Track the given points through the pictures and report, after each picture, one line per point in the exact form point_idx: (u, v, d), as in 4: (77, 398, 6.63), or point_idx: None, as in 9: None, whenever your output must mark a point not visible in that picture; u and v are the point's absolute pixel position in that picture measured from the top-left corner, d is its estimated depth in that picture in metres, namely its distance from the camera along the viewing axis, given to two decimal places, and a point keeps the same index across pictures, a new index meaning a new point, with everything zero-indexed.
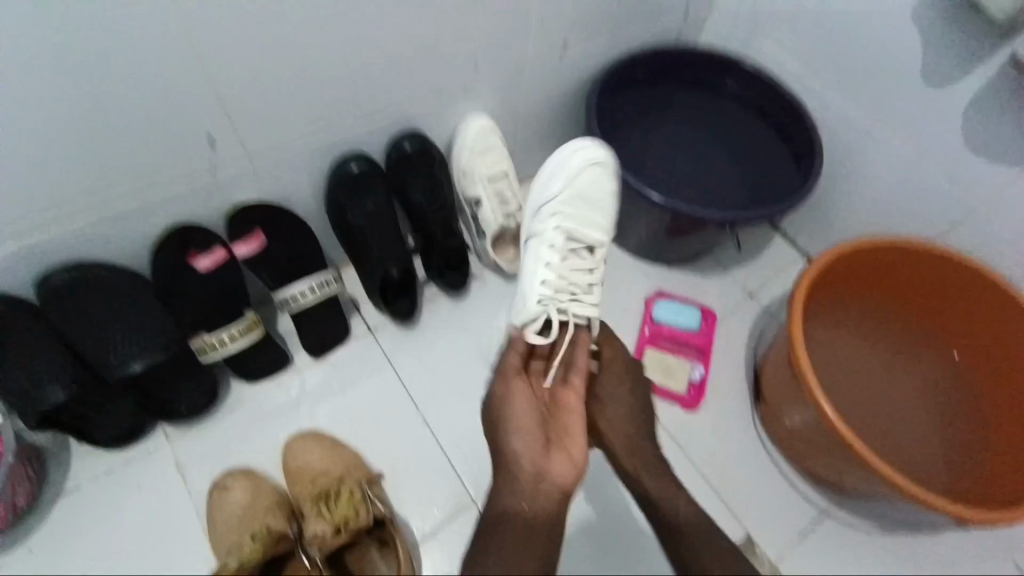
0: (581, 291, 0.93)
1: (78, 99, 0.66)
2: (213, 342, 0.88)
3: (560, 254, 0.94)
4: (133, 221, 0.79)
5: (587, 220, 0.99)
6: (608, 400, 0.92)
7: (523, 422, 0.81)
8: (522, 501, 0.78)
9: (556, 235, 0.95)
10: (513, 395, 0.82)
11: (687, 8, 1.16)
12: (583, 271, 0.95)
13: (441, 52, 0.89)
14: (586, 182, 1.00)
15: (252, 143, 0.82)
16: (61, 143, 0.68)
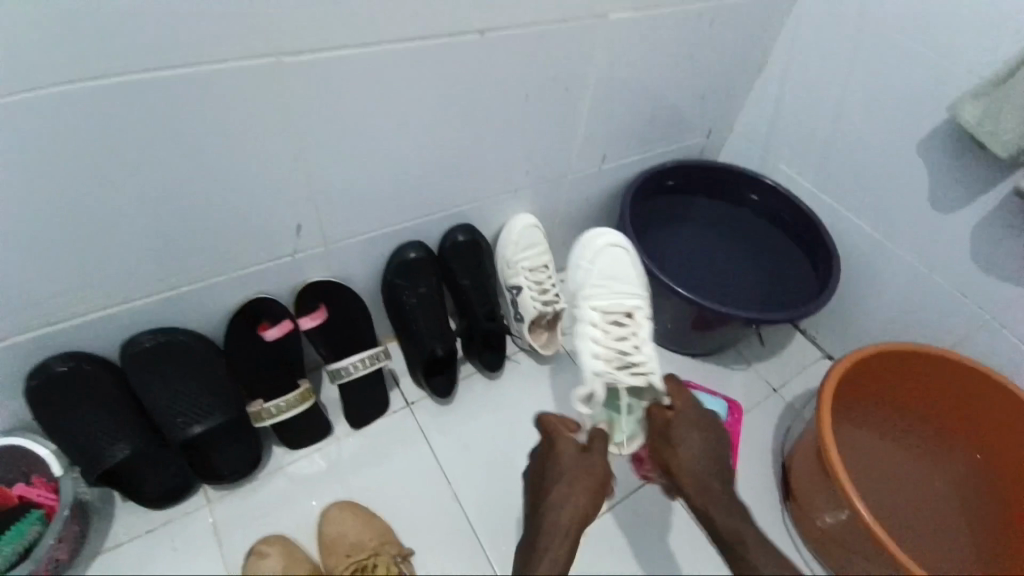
0: (631, 355, 1.01)
1: (198, 193, 0.76)
2: (269, 409, 0.92)
3: (601, 329, 1.04)
4: (216, 293, 0.87)
5: (621, 290, 1.07)
6: (683, 442, 0.88)
7: (574, 473, 0.84)
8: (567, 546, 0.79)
9: (595, 313, 1.05)
10: (564, 449, 0.87)
11: (711, 129, 1.31)
12: (629, 336, 1.03)
13: (499, 161, 1.02)
14: (606, 260, 1.10)
15: (330, 231, 0.92)
16: (175, 228, 0.78)
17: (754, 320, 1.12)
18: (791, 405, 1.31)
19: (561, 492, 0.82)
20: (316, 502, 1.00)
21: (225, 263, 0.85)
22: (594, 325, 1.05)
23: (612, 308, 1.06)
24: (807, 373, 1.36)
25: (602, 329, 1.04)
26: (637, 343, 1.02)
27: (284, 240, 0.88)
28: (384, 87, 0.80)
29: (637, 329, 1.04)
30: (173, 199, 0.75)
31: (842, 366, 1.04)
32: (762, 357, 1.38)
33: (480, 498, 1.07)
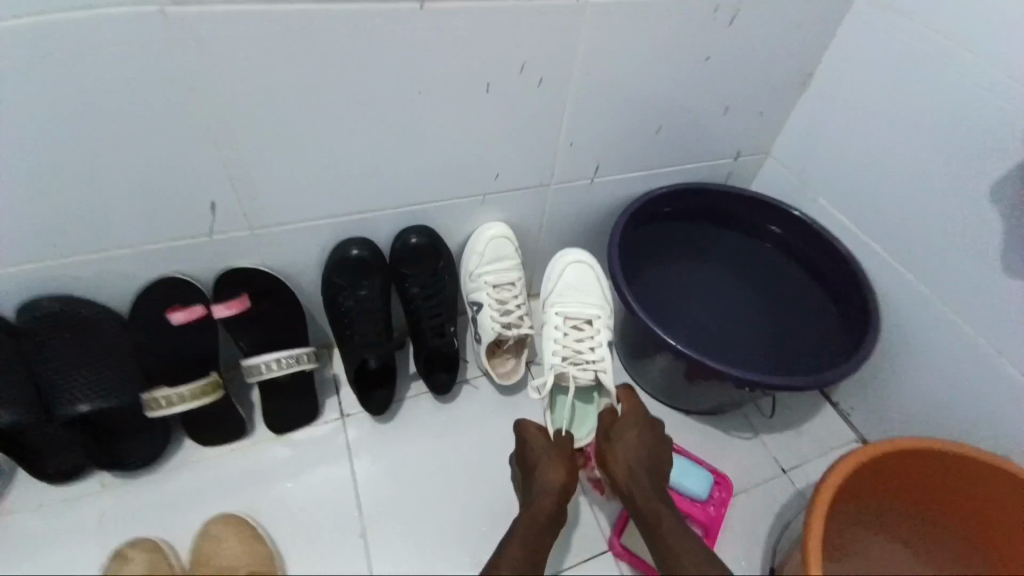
0: (585, 356, 0.99)
1: (95, 155, 0.69)
2: (165, 398, 0.85)
3: (562, 332, 1.00)
4: (128, 267, 0.81)
5: (586, 298, 1.04)
6: (622, 437, 0.89)
7: (547, 462, 0.87)
8: (533, 533, 0.79)
9: (557, 317, 1.01)
10: (534, 442, 0.90)
11: (740, 151, 1.12)
12: (588, 342, 1.00)
13: (461, 160, 0.90)
14: (573, 267, 1.06)
15: (257, 217, 0.83)
16: (70, 190, 0.71)
17: (750, 382, 0.90)
18: (800, 493, 1.07)
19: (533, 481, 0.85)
20: (209, 508, 0.91)
21: (133, 235, 0.78)
22: (556, 327, 1.01)
23: (575, 313, 1.01)
24: (828, 456, 1.11)
25: (562, 333, 1.00)
26: (592, 346, 1.00)
27: (201, 220, 0.80)
28: (316, 61, 0.70)
29: (596, 335, 1.00)
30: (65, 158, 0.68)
31: (845, 466, 0.84)
32: (775, 431, 1.13)
33: (394, 538, 0.94)
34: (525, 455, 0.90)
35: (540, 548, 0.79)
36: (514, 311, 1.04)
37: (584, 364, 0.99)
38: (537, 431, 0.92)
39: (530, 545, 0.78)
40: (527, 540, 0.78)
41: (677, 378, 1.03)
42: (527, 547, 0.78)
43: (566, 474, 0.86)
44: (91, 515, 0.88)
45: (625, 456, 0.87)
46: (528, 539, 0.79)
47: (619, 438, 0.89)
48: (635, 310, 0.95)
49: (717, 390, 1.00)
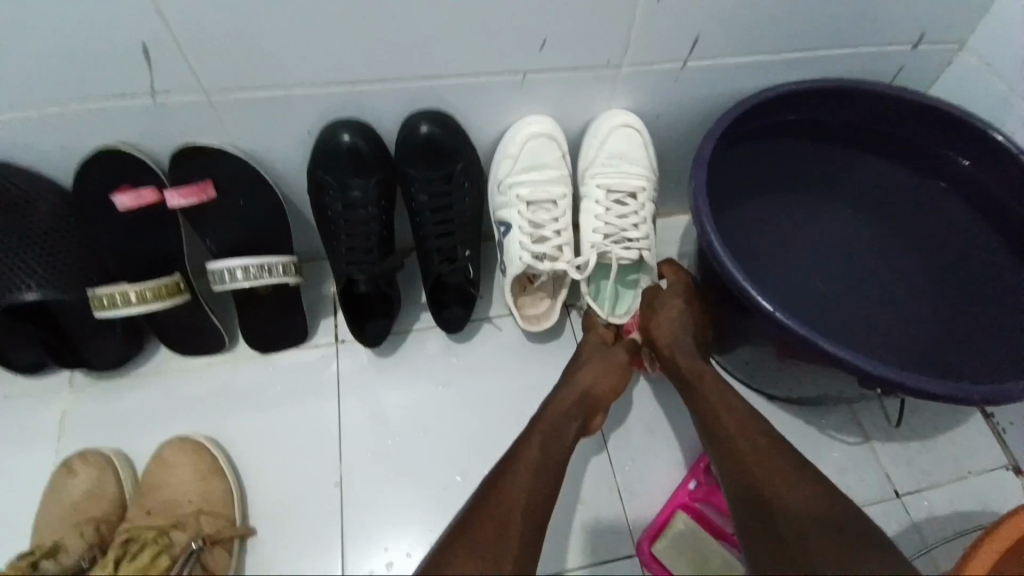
0: (628, 236, 0.78)
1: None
2: (115, 297, 0.70)
3: (603, 209, 0.78)
4: (59, 130, 0.64)
5: (633, 163, 0.77)
6: (667, 319, 0.76)
7: (594, 362, 0.76)
8: (562, 428, 0.68)
9: (598, 191, 0.78)
10: (585, 341, 0.80)
11: (922, 36, 0.75)
12: (632, 219, 0.78)
13: (491, 12, 0.62)
14: (622, 130, 0.76)
15: (211, 75, 0.62)
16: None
17: (870, 377, 0.61)
18: (914, 528, 0.78)
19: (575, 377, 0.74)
20: (177, 428, 0.80)
21: (53, 87, 0.60)
22: (596, 203, 0.78)
23: (617, 184, 0.77)
24: (966, 486, 0.80)
25: (603, 210, 0.78)
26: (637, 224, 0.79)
27: (137, 75, 0.60)
28: None
29: (642, 210, 0.78)
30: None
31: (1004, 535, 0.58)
32: (894, 442, 0.83)
33: (372, 496, 0.78)
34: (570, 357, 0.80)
35: (562, 447, 0.67)
36: (550, 238, 0.78)
37: (628, 246, 0.78)
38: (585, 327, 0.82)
39: (553, 436, 0.67)
40: (554, 434, 0.67)
41: (760, 354, 0.75)
42: (553, 441, 0.67)
43: (606, 368, 0.75)
44: (54, 417, 0.79)
45: (669, 344, 0.75)
46: (554, 435, 0.67)
47: (664, 323, 0.76)
48: (718, 255, 0.66)
49: (822, 379, 0.71)
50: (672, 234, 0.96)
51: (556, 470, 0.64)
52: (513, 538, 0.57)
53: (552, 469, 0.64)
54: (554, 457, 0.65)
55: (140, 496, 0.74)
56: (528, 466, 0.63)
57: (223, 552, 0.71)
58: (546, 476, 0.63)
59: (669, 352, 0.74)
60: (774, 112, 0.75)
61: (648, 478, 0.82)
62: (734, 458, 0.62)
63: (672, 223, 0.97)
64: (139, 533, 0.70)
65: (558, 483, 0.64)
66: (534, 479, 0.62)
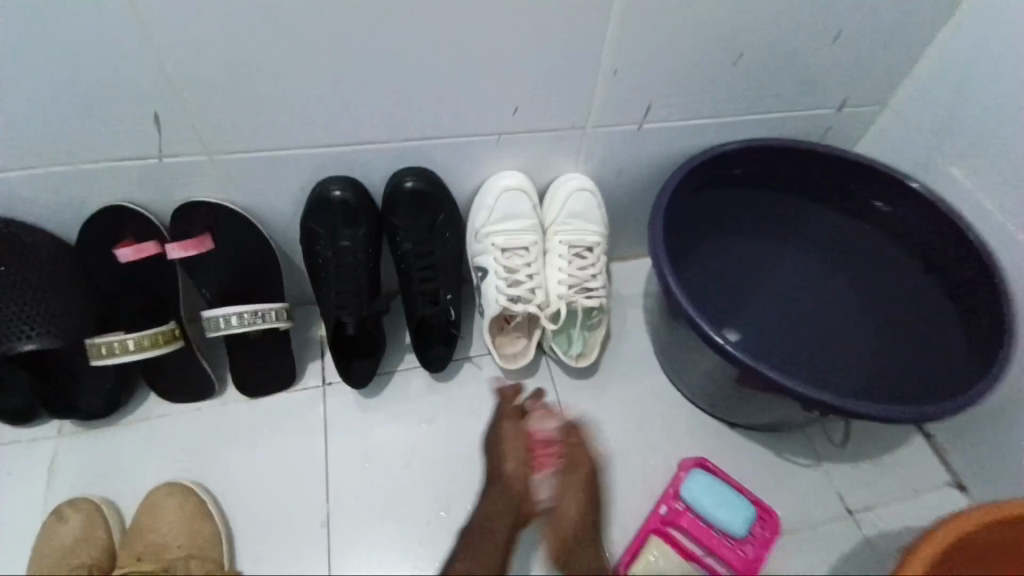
0: (590, 285, 0.87)
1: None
2: (112, 346, 0.73)
3: (566, 262, 0.86)
4: (68, 189, 0.69)
5: (590, 220, 0.86)
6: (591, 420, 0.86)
7: (506, 451, 0.84)
8: (489, 530, 0.79)
9: (561, 246, 0.86)
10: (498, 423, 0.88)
11: (844, 101, 0.86)
12: (591, 269, 0.87)
13: (468, 85, 0.71)
14: (579, 192, 0.85)
15: (215, 139, 0.69)
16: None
17: (812, 401, 0.68)
18: (869, 544, 0.83)
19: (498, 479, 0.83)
20: (166, 471, 0.82)
21: (65, 148, 0.65)
22: (559, 258, 0.86)
23: (576, 240, 0.86)
24: (913, 502, 0.86)
25: (567, 263, 0.86)
26: (597, 274, 0.87)
27: (146, 141, 0.67)
28: None
29: (599, 262, 0.87)
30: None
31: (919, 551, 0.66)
32: (847, 462, 0.89)
33: (356, 533, 0.80)
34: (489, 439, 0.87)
35: (496, 551, 0.78)
36: (524, 282, 0.85)
37: (590, 296, 0.87)
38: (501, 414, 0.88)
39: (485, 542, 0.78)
40: (485, 539, 0.78)
41: (720, 382, 0.81)
42: (486, 544, 0.78)
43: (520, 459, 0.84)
44: (44, 463, 0.81)
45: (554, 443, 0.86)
46: (485, 541, 0.78)
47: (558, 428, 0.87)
48: (674, 293, 0.73)
49: (774, 404, 0.78)
50: (637, 274, 1.04)
51: (488, 568, 0.77)
52: None
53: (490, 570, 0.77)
54: (492, 561, 0.77)
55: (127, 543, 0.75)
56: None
57: None
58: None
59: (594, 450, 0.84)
60: (720, 165, 0.85)
61: (623, 506, 0.86)
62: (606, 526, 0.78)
63: (638, 264, 1.05)
64: None
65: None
66: None
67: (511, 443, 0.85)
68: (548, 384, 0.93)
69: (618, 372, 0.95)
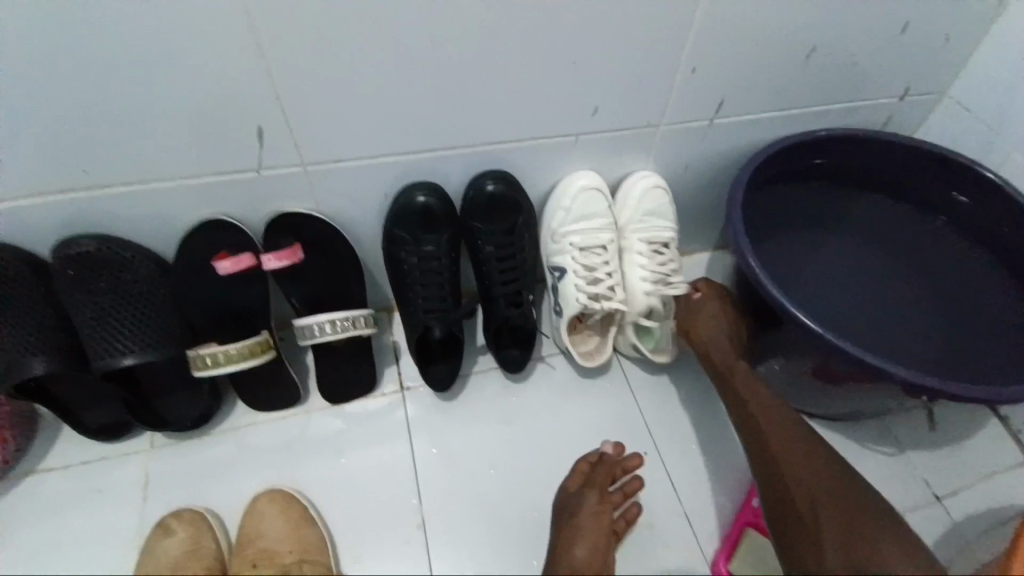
0: (671, 280, 0.89)
1: (110, 51, 0.56)
2: (212, 356, 0.75)
3: (646, 260, 0.88)
4: (168, 205, 0.71)
5: (665, 217, 0.88)
6: (701, 327, 0.87)
7: (574, 522, 0.77)
8: None
9: (639, 245, 0.88)
10: (568, 484, 0.82)
11: (907, 89, 0.88)
12: (671, 264, 0.89)
13: (555, 90, 0.72)
14: (652, 190, 0.87)
15: (311, 152, 0.70)
16: (87, 100, 0.59)
17: (912, 383, 0.69)
18: (958, 527, 0.84)
19: (569, 548, 0.75)
20: (257, 478, 0.83)
21: (172, 164, 0.67)
22: (636, 256, 0.89)
23: (654, 238, 0.88)
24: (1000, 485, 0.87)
25: (646, 261, 0.88)
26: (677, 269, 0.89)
27: (247, 155, 0.68)
28: None
29: (676, 257, 0.89)
30: (75, 54, 0.55)
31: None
32: (926, 447, 0.90)
33: (453, 535, 0.81)
34: (564, 504, 0.80)
35: None
36: (602, 279, 0.86)
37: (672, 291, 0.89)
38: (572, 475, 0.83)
39: None
40: None
41: (802, 372, 0.83)
42: None
43: (593, 533, 0.76)
44: (136, 477, 0.82)
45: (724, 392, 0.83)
46: None
47: (700, 326, 0.87)
48: (763, 281, 0.74)
49: (866, 393, 0.78)
50: (699, 270, 1.06)
51: None
52: None
53: None
54: None
55: (238, 550, 0.78)
56: None
57: None
58: None
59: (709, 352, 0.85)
60: (787, 157, 0.87)
61: (709, 499, 0.86)
62: (784, 470, 0.72)
63: (698, 259, 1.07)
64: None
65: None
66: None
67: (583, 515, 0.77)
68: (622, 380, 0.94)
69: (691, 366, 0.96)
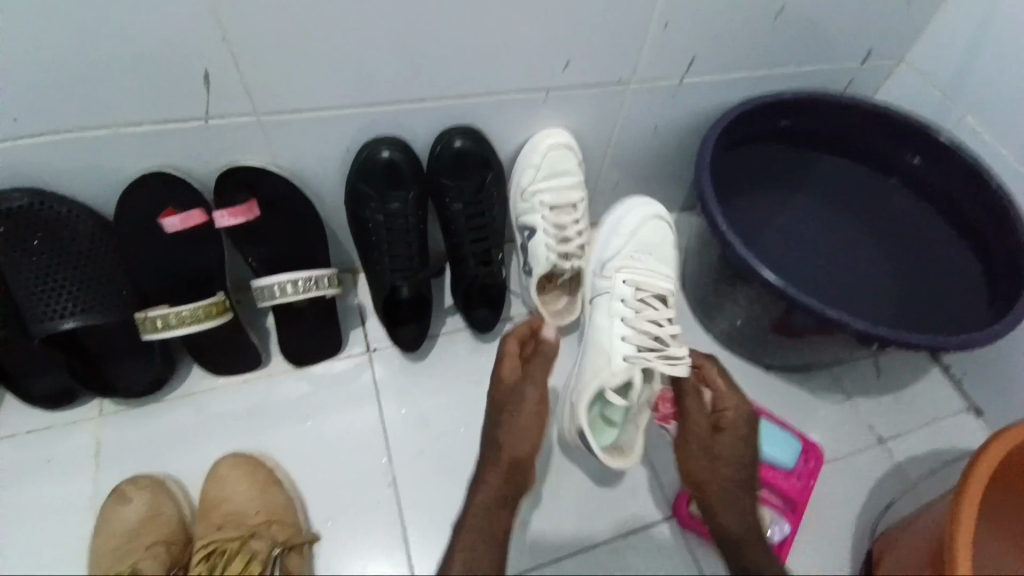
0: (661, 341, 0.79)
1: None
2: (165, 319, 0.71)
3: (632, 311, 0.81)
4: (106, 156, 0.65)
5: (654, 260, 0.86)
6: (711, 450, 0.76)
7: (515, 411, 0.76)
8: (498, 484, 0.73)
9: (628, 286, 0.81)
10: (501, 372, 0.79)
11: (870, 52, 0.89)
12: (662, 319, 0.81)
13: (525, 40, 0.69)
14: (647, 225, 0.88)
15: (265, 100, 0.65)
16: (1, 33, 0.52)
17: (863, 336, 0.73)
18: (896, 469, 0.91)
19: (513, 440, 0.75)
20: (221, 444, 0.81)
21: (108, 111, 0.61)
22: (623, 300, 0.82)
23: (645, 284, 0.82)
24: (934, 430, 0.94)
25: (632, 313, 0.81)
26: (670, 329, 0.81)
27: (193, 102, 0.63)
28: None
29: (671, 312, 0.82)
30: None
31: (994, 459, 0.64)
32: (871, 396, 0.97)
33: (426, 492, 0.82)
34: (497, 391, 0.78)
35: (506, 499, 0.72)
36: (573, 238, 0.87)
37: (664, 356, 0.78)
38: (504, 366, 0.79)
39: (493, 507, 0.72)
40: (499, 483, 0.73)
41: (761, 329, 0.86)
42: (494, 510, 0.72)
43: (530, 418, 0.76)
44: (89, 447, 0.79)
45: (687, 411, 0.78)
46: (502, 499, 0.72)
47: (710, 444, 0.76)
48: (727, 238, 0.76)
49: (819, 347, 0.82)
50: None
51: (493, 530, 0.71)
52: (497, 502, 0.72)
53: (499, 518, 0.72)
54: (499, 515, 0.72)
55: (203, 515, 0.76)
56: (471, 529, 0.71)
57: (299, 557, 0.74)
58: (493, 537, 0.70)
59: (707, 477, 0.75)
60: (754, 118, 0.88)
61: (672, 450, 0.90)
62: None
63: None
64: (220, 545, 0.72)
65: (506, 527, 0.72)
66: (479, 536, 0.70)
67: (524, 403, 0.77)
68: None
69: None
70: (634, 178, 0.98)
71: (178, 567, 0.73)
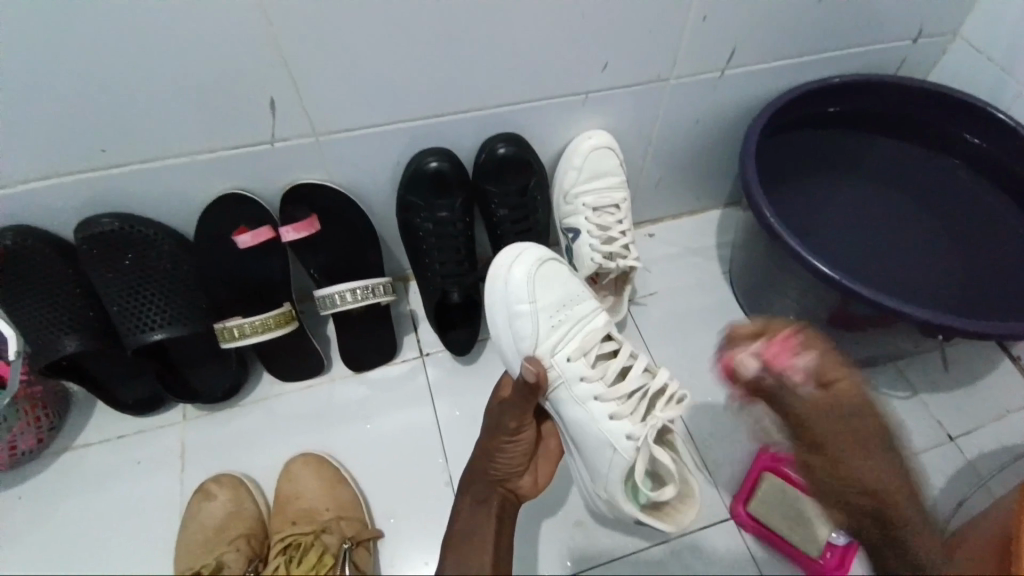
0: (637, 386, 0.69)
1: (115, 26, 0.55)
2: (239, 329, 0.76)
3: (593, 381, 0.69)
4: (184, 181, 0.72)
5: (575, 298, 0.75)
6: (838, 418, 0.62)
7: (500, 417, 0.68)
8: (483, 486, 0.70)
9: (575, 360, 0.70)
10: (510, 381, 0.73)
11: (921, 30, 0.86)
12: (617, 362, 0.70)
13: (562, 47, 0.71)
14: (544, 264, 0.76)
15: (321, 120, 0.70)
16: (98, 76, 0.58)
17: (929, 324, 0.70)
18: (971, 465, 0.86)
19: (493, 462, 0.69)
20: (289, 445, 0.86)
21: (185, 140, 0.67)
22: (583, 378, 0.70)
23: (582, 343, 0.71)
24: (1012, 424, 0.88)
25: (593, 381, 0.69)
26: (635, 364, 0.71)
27: (258, 127, 0.68)
28: None
29: (625, 346, 0.73)
30: (82, 29, 0.54)
31: None
32: (939, 389, 0.92)
33: None
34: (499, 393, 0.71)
35: (491, 501, 0.69)
36: (616, 238, 0.88)
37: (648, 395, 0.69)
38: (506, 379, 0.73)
39: (477, 508, 0.69)
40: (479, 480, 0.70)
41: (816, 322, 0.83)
42: (474, 513, 0.68)
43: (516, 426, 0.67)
44: (173, 448, 0.85)
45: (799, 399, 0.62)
46: (481, 502, 0.69)
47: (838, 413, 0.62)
48: (775, 228, 0.74)
49: (879, 339, 0.79)
50: (709, 226, 1.06)
51: (477, 534, 0.67)
52: (480, 505, 0.69)
53: (484, 523, 0.68)
54: (484, 521, 0.68)
55: (278, 510, 0.82)
56: (458, 526, 0.69)
57: (366, 552, 0.78)
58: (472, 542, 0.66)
59: (849, 448, 0.62)
60: (799, 106, 0.86)
61: (725, 447, 0.89)
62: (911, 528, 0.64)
63: (708, 216, 1.07)
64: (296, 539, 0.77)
65: (493, 533, 0.67)
66: (461, 539, 0.67)
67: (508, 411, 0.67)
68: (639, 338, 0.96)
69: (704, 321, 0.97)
70: (675, 175, 0.97)
71: (258, 559, 0.79)
